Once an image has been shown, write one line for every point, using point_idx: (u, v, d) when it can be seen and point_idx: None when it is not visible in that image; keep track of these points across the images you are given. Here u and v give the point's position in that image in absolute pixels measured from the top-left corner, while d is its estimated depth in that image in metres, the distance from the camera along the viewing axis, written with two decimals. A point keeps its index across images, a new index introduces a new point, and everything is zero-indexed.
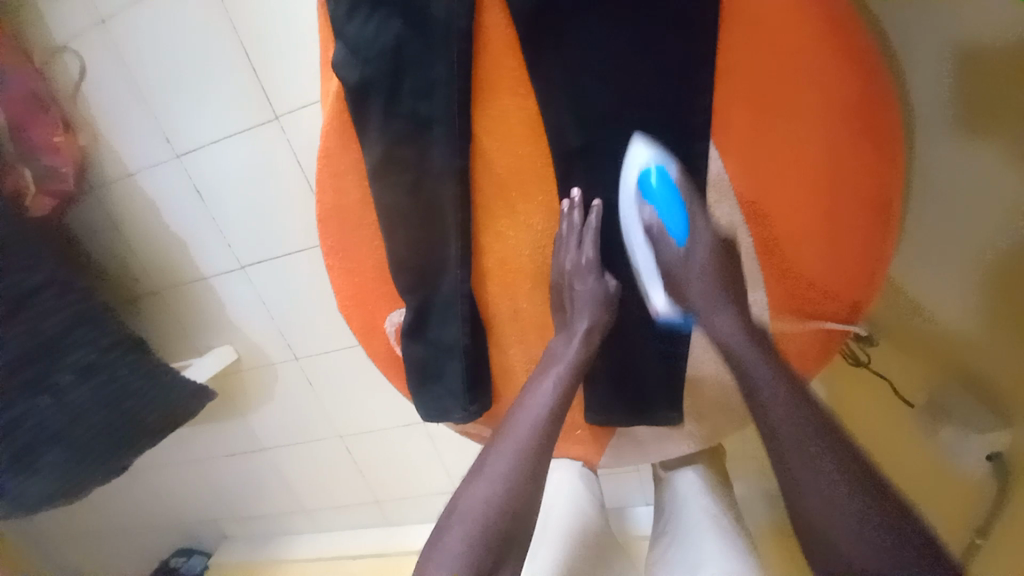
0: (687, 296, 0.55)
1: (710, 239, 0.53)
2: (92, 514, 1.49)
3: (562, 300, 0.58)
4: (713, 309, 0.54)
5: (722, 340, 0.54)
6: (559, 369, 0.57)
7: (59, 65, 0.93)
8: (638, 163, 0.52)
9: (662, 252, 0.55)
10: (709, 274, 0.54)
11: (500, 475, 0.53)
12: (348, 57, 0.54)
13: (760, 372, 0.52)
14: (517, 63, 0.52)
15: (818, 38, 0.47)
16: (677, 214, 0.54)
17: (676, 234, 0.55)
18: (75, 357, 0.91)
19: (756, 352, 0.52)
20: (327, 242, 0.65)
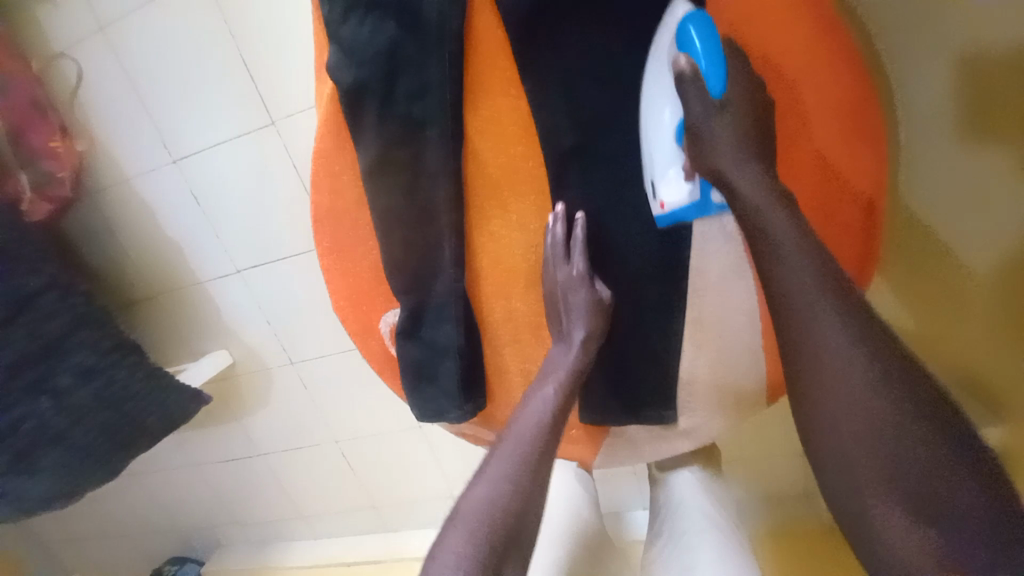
0: (713, 157, 0.46)
1: (743, 98, 0.46)
2: (87, 522, 1.48)
3: (556, 308, 0.58)
4: (744, 162, 0.46)
5: (747, 202, 0.46)
6: (560, 374, 0.57)
7: (57, 71, 0.94)
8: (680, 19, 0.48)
9: (692, 103, 0.47)
10: (742, 135, 0.46)
11: (500, 475, 0.53)
12: (343, 60, 0.55)
13: (802, 275, 0.44)
14: (509, 64, 0.53)
15: (813, 40, 0.49)
16: (716, 70, 0.46)
17: (711, 89, 0.46)
18: (77, 359, 0.91)
19: (806, 252, 0.44)
20: (324, 243, 0.65)
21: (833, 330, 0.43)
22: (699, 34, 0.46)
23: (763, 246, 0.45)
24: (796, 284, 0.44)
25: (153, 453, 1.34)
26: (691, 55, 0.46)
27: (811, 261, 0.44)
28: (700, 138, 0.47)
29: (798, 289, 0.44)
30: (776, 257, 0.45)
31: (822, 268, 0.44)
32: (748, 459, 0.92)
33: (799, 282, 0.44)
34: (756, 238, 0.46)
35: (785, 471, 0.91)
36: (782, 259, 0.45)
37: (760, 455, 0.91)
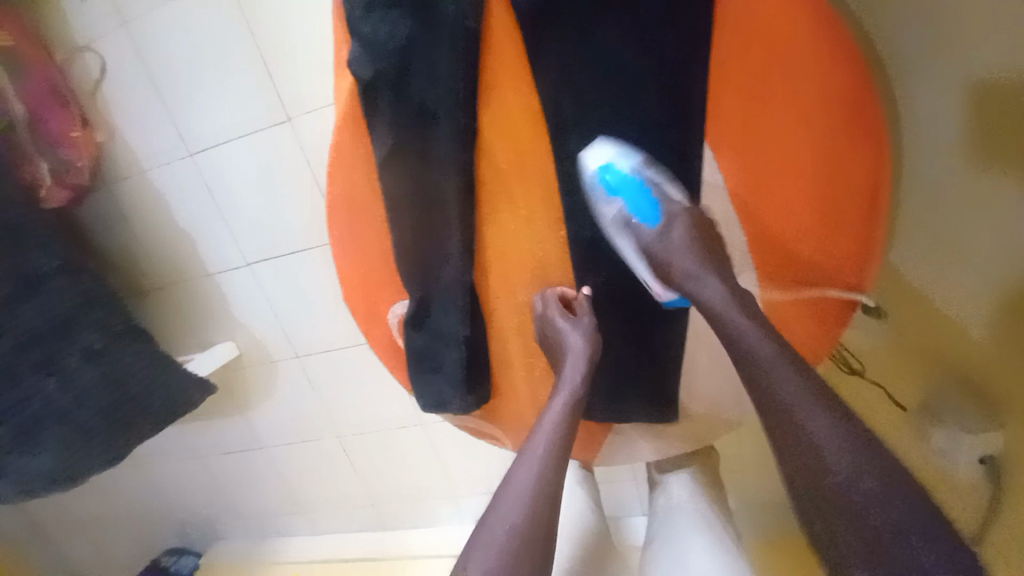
0: (673, 276, 0.55)
1: (682, 220, 0.55)
2: (87, 512, 1.49)
3: (548, 343, 0.61)
4: (698, 276, 0.54)
5: (714, 305, 0.53)
6: (561, 397, 0.59)
7: (79, 63, 0.96)
8: (601, 163, 0.54)
9: (640, 237, 0.57)
10: (693, 253, 0.54)
11: (517, 499, 0.56)
12: (361, 52, 0.56)
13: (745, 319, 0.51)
14: (521, 61, 0.54)
15: (817, 39, 0.49)
16: (647, 202, 0.56)
17: (648, 220, 0.57)
18: (88, 339, 0.93)
19: (742, 310, 0.52)
20: (336, 232, 0.67)
21: (791, 395, 0.49)
22: (627, 174, 0.54)
23: (724, 327, 0.52)
24: (754, 355, 0.50)
25: (155, 441, 1.35)
26: (626, 195, 0.55)
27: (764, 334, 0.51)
28: (659, 259, 0.56)
29: (752, 361, 0.50)
30: (734, 335, 0.51)
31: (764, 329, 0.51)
32: (747, 465, 0.92)
33: (751, 357, 0.50)
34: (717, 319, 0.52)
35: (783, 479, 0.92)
36: (744, 337, 0.51)
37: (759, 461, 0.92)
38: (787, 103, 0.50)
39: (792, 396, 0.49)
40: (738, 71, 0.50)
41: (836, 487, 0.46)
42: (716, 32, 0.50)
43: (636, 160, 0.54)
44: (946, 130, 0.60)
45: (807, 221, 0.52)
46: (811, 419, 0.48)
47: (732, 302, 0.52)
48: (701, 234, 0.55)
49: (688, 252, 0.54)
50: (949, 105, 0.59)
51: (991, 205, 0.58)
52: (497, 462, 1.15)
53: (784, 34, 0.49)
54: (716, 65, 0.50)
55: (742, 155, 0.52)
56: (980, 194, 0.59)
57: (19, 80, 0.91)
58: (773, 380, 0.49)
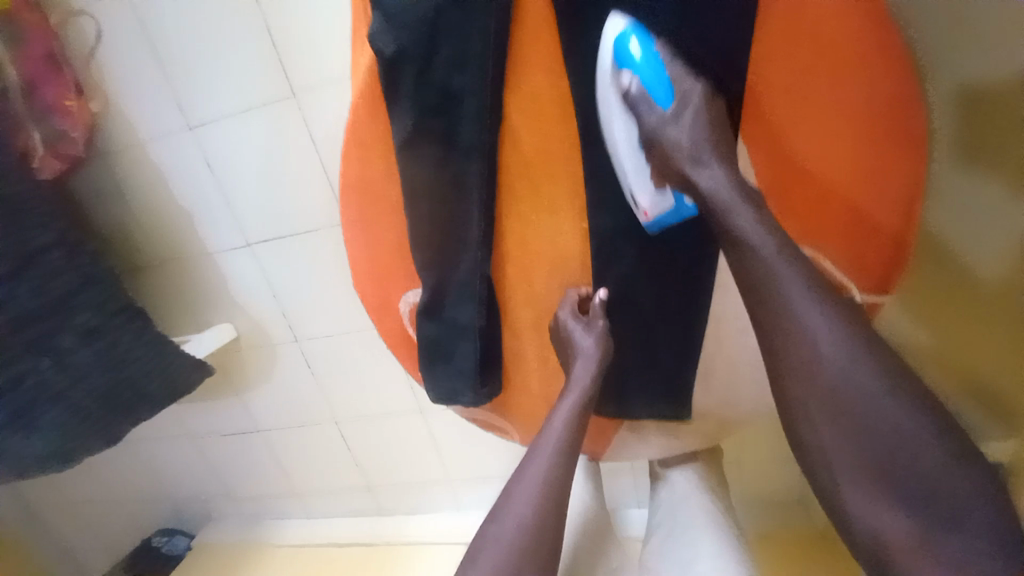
0: (675, 161, 0.52)
1: (697, 99, 0.50)
2: (76, 492, 1.47)
3: (563, 344, 0.60)
4: (704, 160, 0.51)
5: (717, 193, 0.50)
6: (571, 397, 0.58)
7: (75, 28, 0.91)
8: (616, 32, 0.50)
9: (646, 115, 0.52)
10: (705, 137, 0.50)
11: (526, 498, 0.56)
12: (384, 25, 0.54)
13: (813, 304, 0.47)
14: (553, 42, 0.52)
15: (870, 36, 0.48)
16: (661, 80, 0.51)
17: (660, 101, 0.52)
18: (84, 318, 0.90)
19: (812, 295, 0.47)
20: (348, 215, 0.65)
21: (862, 378, 0.46)
22: (639, 47, 0.49)
23: (777, 305, 0.48)
24: (815, 341, 0.46)
25: (148, 423, 1.32)
26: (637, 70, 0.50)
27: (826, 313, 0.47)
28: (660, 144, 0.52)
29: (817, 348, 0.46)
30: (798, 319, 0.47)
31: (833, 318, 0.47)
32: (748, 461, 0.93)
33: (813, 344, 0.46)
34: (766, 294, 0.48)
35: (783, 476, 0.93)
36: (804, 317, 0.47)
37: (759, 458, 0.92)
38: (827, 100, 0.49)
39: (860, 389, 0.45)
40: (781, 64, 0.49)
41: (903, 459, 0.45)
42: (756, 31, 0.48)
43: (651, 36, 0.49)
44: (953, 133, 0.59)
45: (836, 222, 0.52)
46: (883, 400, 0.45)
47: (788, 272, 0.47)
48: (715, 120, 0.51)
49: (699, 135, 0.51)
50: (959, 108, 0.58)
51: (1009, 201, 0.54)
52: (498, 451, 1.15)
53: (832, 27, 0.47)
54: (756, 65, 0.49)
55: (776, 151, 0.51)
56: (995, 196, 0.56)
57: (16, 42, 0.87)
58: (841, 362, 0.46)
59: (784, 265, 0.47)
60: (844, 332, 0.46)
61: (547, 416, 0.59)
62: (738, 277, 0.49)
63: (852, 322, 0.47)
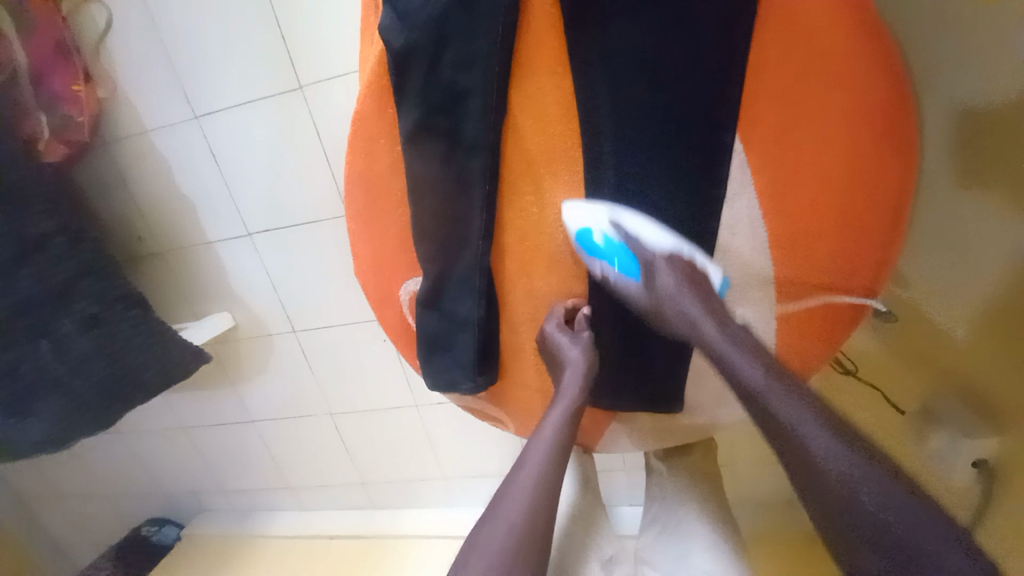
0: (666, 322, 0.58)
1: (661, 268, 0.56)
2: (66, 481, 1.47)
3: (549, 355, 0.63)
4: (690, 315, 0.55)
5: (710, 345, 0.54)
6: (560, 407, 0.60)
7: (85, 16, 0.92)
8: (575, 224, 0.57)
9: (627, 290, 0.59)
10: (684, 296, 0.55)
11: (517, 504, 0.56)
12: (395, 22, 0.55)
13: (790, 405, 0.49)
14: (558, 42, 0.54)
15: (858, 47, 0.51)
16: (627, 257, 0.57)
17: (631, 273, 0.58)
18: (83, 305, 0.91)
19: (791, 396, 0.50)
20: (353, 207, 0.66)
21: (874, 500, 0.43)
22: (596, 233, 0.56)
23: (787, 432, 0.48)
24: (807, 446, 0.47)
25: (143, 412, 1.33)
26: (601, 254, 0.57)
27: (827, 432, 0.47)
28: (655, 306, 0.58)
29: (825, 470, 0.45)
30: (801, 439, 0.47)
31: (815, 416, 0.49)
32: (737, 462, 0.95)
33: (822, 467, 0.46)
34: (769, 419, 0.50)
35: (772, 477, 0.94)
36: (814, 444, 0.46)
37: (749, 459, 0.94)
38: (823, 106, 0.50)
39: (875, 503, 0.43)
40: (779, 66, 0.50)
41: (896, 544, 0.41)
42: (755, 46, 0.50)
43: (605, 218, 0.55)
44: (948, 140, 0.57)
45: (828, 226, 0.53)
46: (900, 518, 0.42)
47: (785, 397, 0.50)
48: (688, 276, 0.54)
49: (680, 294, 0.55)
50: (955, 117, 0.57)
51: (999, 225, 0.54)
52: (492, 447, 1.16)
53: (826, 34, 0.50)
54: (755, 78, 0.50)
55: (774, 154, 0.52)
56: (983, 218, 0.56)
57: (25, 29, 0.88)
58: (854, 484, 0.44)
59: (783, 393, 0.50)
60: (846, 450, 0.46)
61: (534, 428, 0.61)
62: (752, 413, 0.52)
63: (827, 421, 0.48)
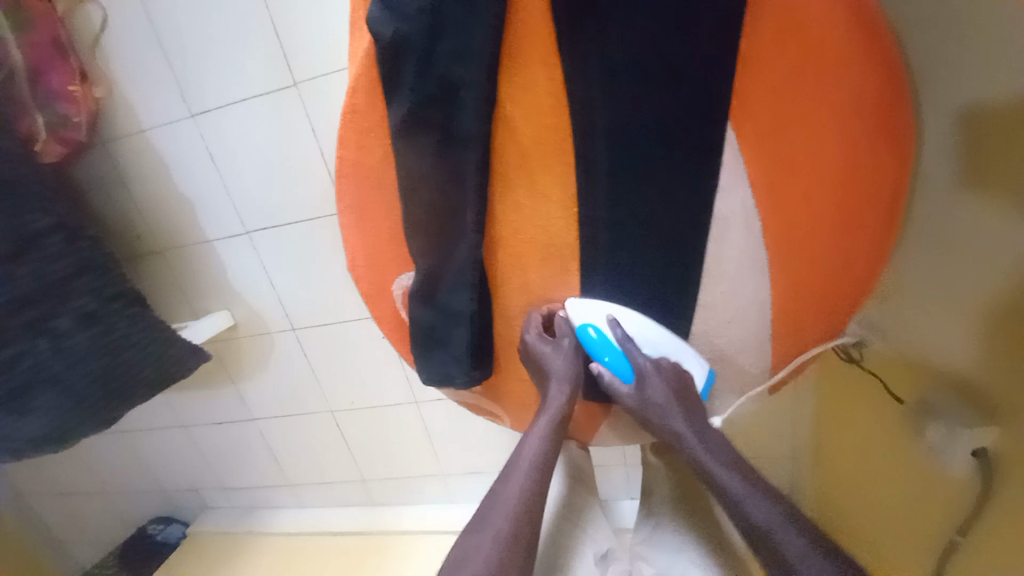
0: (653, 429, 0.60)
1: (650, 377, 0.59)
2: (71, 480, 1.48)
3: (534, 365, 0.64)
4: (671, 425, 0.59)
5: (686, 450, 0.58)
6: (544, 419, 0.61)
7: (81, 15, 0.93)
8: (577, 318, 0.62)
9: (619, 394, 0.62)
10: (670, 407, 0.58)
11: (504, 512, 0.55)
12: (384, 15, 0.55)
13: (762, 509, 0.52)
14: (548, 32, 0.54)
15: (851, 37, 0.49)
16: (621, 359, 0.62)
17: (623, 375, 0.62)
18: (80, 302, 0.91)
19: (756, 491, 0.54)
20: (344, 201, 0.65)
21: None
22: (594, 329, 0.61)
23: (766, 538, 0.51)
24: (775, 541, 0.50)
25: (146, 410, 1.34)
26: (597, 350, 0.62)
27: (794, 531, 0.51)
28: (639, 412, 0.60)
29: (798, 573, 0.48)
30: (776, 540, 0.50)
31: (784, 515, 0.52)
32: None
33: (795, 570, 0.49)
34: (747, 524, 0.53)
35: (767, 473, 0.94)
36: (790, 550, 0.49)
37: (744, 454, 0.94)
38: (813, 99, 0.50)
39: None
40: (769, 58, 0.50)
41: None
42: (742, 43, 0.50)
43: (603, 317, 0.60)
44: (950, 147, 0.57)
45: (822, 218, 0.53)
46: None
47: (758, 500, 0.53)
48: (675, 386, 0.59)
49: (664, 402, 0.59)
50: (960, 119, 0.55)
51: (999, 218, 0.52)
52: (491, 442, 1.16)
53: (816, 25, 0.49)
54: (743, 72, 0.50)
55: (765, 146, 0.52)
56: (985, 211, 0.54)
57: (21, 27, 0.88)
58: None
59: (754, 495, 0.53)
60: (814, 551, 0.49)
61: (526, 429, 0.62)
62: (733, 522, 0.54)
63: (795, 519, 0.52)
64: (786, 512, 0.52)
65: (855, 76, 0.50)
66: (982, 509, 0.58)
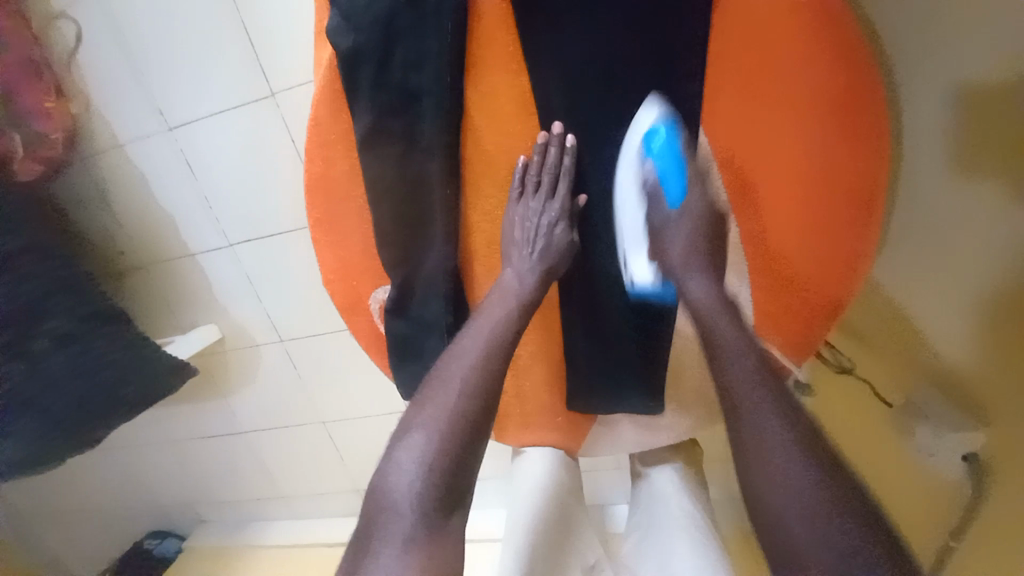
0: (666, 253, 0.57)
1: (698, 213, 0.56)
2: (64, 497, 1.47)
3: (516, 236, 0.58)
4: (693, 274, 0.56)
5: (737, 394, 0.51)
6: (514, 296, 0.57)
7: (55, 32, 0.91)
8: (645, 125, 0.52)
9: (655, 211, 0.57)
10: (691, 241, 0.56)
11: (473, 356, 0.53)
12: (343, 24, 0.53)
13: (800, 482, 0.46)
14: (511, 37, 0.52)
15: (815, 33, 0.48)
16: (676, 179, 0.55)
17: (670, 196, 0.57)
18: (53, 324, 0.89)
19: (798, 458, 0.47)
20: (314, 214, 0.64)
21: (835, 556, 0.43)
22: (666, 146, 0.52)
23: (764, 490, 0.47)
24: (797, 505, 0.45)
25: (136, 426, 1.33)
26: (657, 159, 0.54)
27: (813, 482, 0.45)
28: (659, 236, 0.58)
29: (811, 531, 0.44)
30: (763, 494, 0.47)
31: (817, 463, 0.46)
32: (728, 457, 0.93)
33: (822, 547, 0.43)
34: (750, 471, 0.48)
35: None
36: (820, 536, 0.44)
37: None
38: (786, 99, 0.49)
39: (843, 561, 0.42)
40: (739, 62, 0.49)
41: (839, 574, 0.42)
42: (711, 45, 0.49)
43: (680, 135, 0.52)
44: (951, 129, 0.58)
45: (801, 221, 0.53)
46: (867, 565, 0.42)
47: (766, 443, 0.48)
48: (710, 228, 0.56)
49: (689, 237, 0.56)
50: (936, 104, 0.59)
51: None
52: None
53: (782, 26, 0.48)
54: (713, 76, 0.50)
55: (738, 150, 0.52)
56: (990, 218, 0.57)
57: None
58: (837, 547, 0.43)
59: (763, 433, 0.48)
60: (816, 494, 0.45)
61: (477, 307, 0.58)
62: (734, 451, 0.51)
63: (828, 474, 0.46)
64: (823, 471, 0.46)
65: (823, 73, 0.48)
66: (987, 498, 0.61)
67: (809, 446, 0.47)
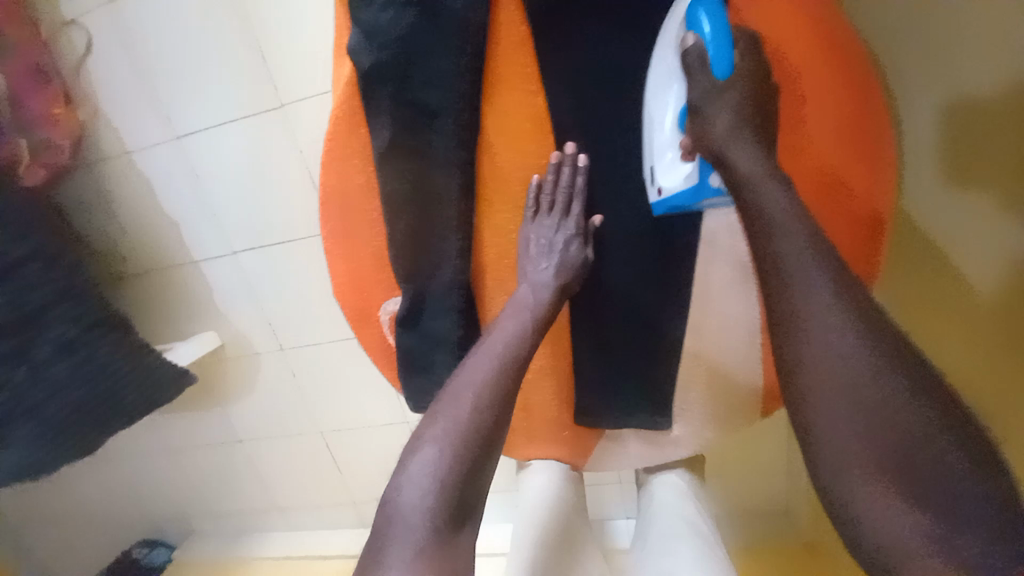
0: (710, 136, 0.47)
1: (747, 84, 0.47)
2: (53, 505, 1.44)
3: (529, 250, 0.58)
4: (744, 143, 0.46)
5: (786, 300, 0.42)
6: (529, 312, 0.56)
7: (65, 39, 0.92)
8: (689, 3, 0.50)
9: (695, 82, 0.49)
10: (743, 115, 0.47)
11: (486, 364, 0.53)
12: (364, 43, 0.54)
13: (845, 417, 0.39)
14: (528, 60, 0.55)
15: (818, 47, 0.52)
16: (723, 50, 0.48)
17: (716, 68, 0.48)
18: (58, 332, 0.89)
19: (860, 377, 0.39)
20: (327, 226, 0.64)
21: (878, 493, 0.37)
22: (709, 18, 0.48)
23: (810, 423, 0.41)
24: (844, 440, 0.39)
25: (131, 434, 1.31)
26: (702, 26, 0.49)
27: (860, 417, 0.38)
28: (700, 115, 0.48)
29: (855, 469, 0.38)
30: (817, 439, 0.40)
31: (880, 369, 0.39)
32: (729, 470, 0.94)
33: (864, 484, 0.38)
34: (797, 401, 0.42)
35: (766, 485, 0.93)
36: (866, 487, 0.38)
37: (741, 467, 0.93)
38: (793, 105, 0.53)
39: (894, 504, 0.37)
40: None
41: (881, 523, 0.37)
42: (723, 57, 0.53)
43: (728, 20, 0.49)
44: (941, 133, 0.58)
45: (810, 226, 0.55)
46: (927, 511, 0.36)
47: (833, 403, 0.39)
48: (761, 104, 0.47)
49: (739, 109, 0.47)
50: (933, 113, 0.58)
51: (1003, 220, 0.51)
52: None
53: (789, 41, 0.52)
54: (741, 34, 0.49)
55: None
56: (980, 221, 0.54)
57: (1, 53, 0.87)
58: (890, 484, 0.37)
59: (829, 391, 0.40)
60: (903, 438, 0.37)
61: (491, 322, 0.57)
62: (781, 370, 0.43)
63: (898, 393, 0.38)
64: (894, 387, 0.38)
65: (828, 83, 0.53)
66: None
67: (875, 349, 0.39)
